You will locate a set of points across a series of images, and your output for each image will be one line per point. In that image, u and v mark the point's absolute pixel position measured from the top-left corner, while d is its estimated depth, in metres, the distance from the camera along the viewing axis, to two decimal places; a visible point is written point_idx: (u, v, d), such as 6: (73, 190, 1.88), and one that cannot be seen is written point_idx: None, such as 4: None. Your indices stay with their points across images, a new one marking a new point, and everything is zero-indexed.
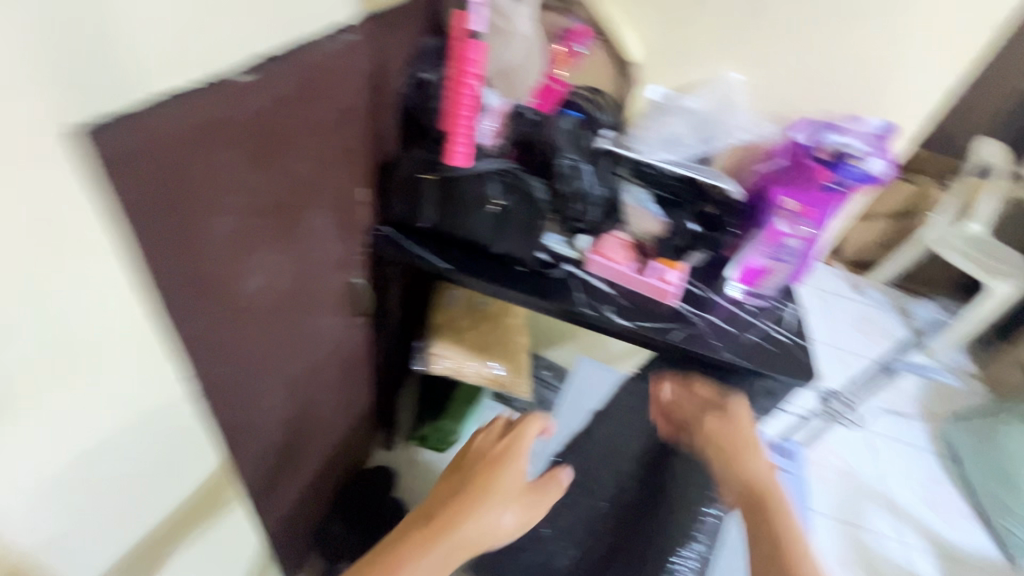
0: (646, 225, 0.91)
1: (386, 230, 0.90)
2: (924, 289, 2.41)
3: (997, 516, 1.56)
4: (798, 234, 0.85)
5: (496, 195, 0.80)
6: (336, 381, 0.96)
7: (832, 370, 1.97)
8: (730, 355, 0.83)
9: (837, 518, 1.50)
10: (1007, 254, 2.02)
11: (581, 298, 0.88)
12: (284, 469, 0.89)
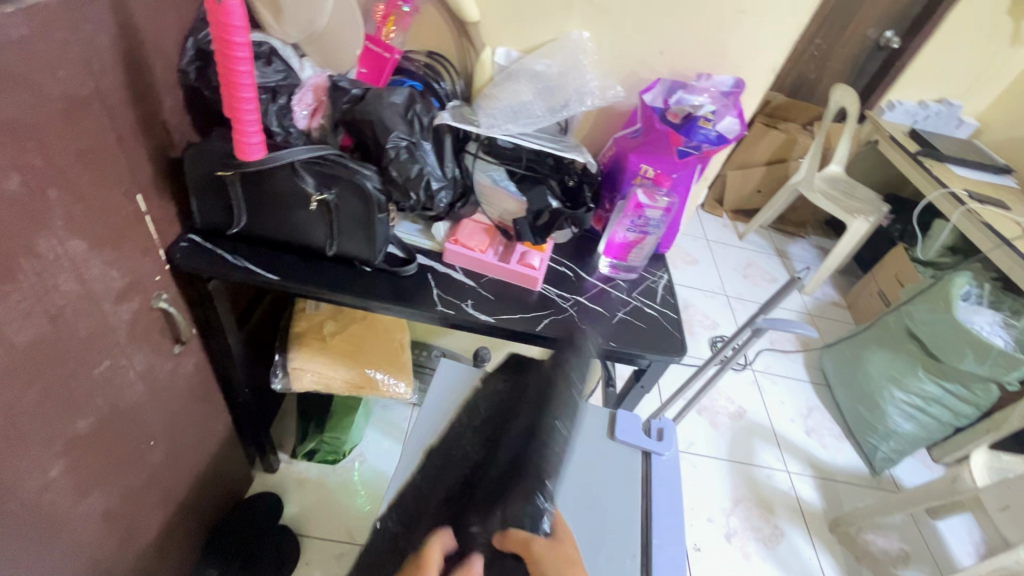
0: (505, 205, 0.84)
1: (195, 238, 0.75)
2: (798, 231, 2.61)
3: (863, 434, 1.70)
4: (659, 204, 0.81)
5: (314, 190, 0.68)
6: (162, 425, 0.80)
7: (723, 318, 2.07)
8: (599, 338, 0.79)
9: (732, 460, 1.59)
10: (862, 192, 2.21)
11: (436, 296, 0.78)
12: (99, 542, 0.73)
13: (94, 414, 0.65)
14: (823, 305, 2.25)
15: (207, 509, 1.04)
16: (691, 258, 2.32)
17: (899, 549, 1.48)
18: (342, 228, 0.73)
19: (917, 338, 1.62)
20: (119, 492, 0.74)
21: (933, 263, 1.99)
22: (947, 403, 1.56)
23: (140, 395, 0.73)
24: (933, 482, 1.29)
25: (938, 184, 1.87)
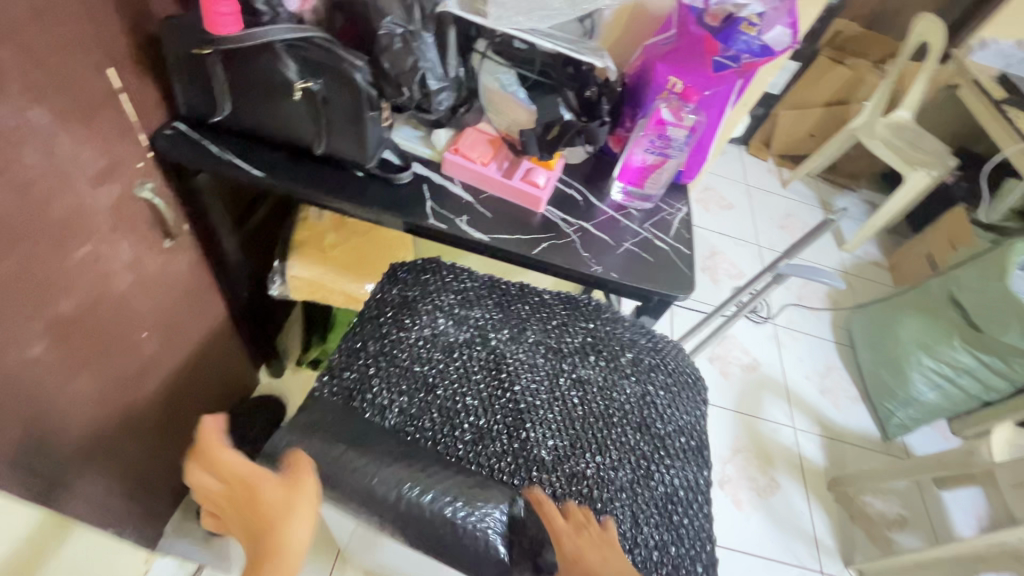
0: (513, 114, 0.76)
1: (181, 126, 0.72)
2: (848, 183, 2.41)
3: (881, 399, 1.63)
4: (684, 122, 0.73)
5: (297, 77, 0.63)
6: (155, 315, 0.80)
7: (750, 269, 1.98)
8: (600, 269, 0.73)
9: (738, 410, 1.56)
10: (928, 142, 1.97)
11: (430, 209, 0.74)
12: (98, 425, 0.76)
13: (78, 297, 0.64)
14: (862, 264, 2.12)
15: (212, 406, 1.07)
16: (726, 202, 2.19)
17: (897, 513, 1.43)
18: (331, 126, 0.68)
19: (960, 305, 1.51)
20: (112, 378, 0.75)
21: (995, 228, 1.81)
22: (979, 376, 1.47)
23: (129, 285, 0.72)
24: (947, 453, 1.22)
25: (1020, 137, 1.66)
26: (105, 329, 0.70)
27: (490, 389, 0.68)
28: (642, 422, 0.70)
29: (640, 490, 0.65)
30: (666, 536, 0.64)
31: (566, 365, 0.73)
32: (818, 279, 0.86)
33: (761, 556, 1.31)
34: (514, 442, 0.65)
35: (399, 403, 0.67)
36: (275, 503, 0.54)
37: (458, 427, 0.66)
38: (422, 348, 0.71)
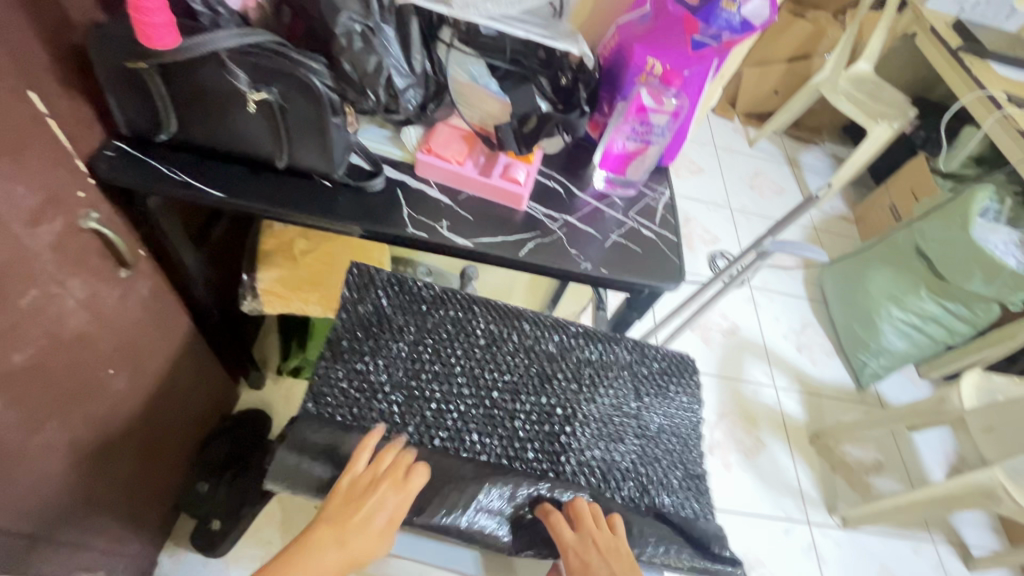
0: (486, 107, 0.71)
1: (124, 147, 0.66)
2: (813, 137, 2.43)
3: (854, 351, 1.69)
4: (665, 107, 0.70)
5: (249, 87, 0.57)
6: (120, 349, 0.75)
7: (724, 233, 2.00)
8: (589, 265, 0.71)
9: (721, 375, 1.60)
10: (889, 93, 1.99)
11: (407, 216, 0.69)
12: (71, 471, 0.71)
13: (31, 346, 0.59)
14: (830, 219, 2.16)
15: (193, 429, 1.03)
16: (696, 167, 2.19)
17: (874, 459, 1.51)
18: (292, 137, 0.63)
19: (924, 255, 1.55)
20: (81, 423, 0.71)
21: (953, 175, 1.85)
22: (944, 322, 1.54)
23: (86, 324, 0.67)
24: (920, 402, 1.28)
25: (977, 85, 1.69)
26: (66, 374, 0.65)
27: (475, 382, 0.72)
28: (624, 386, 0.77)
29: (631, 446, 0.72)
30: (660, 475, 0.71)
31: (531, 361, 0.75)
32: (802, 252, 0.86)
33: (752, 514, 1.37)
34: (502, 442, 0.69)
35: (392, 414, 0.67)
36: (374, 546, 0.57)
37: (452, 421, 0.69)
38: (406, 356, 0.72)
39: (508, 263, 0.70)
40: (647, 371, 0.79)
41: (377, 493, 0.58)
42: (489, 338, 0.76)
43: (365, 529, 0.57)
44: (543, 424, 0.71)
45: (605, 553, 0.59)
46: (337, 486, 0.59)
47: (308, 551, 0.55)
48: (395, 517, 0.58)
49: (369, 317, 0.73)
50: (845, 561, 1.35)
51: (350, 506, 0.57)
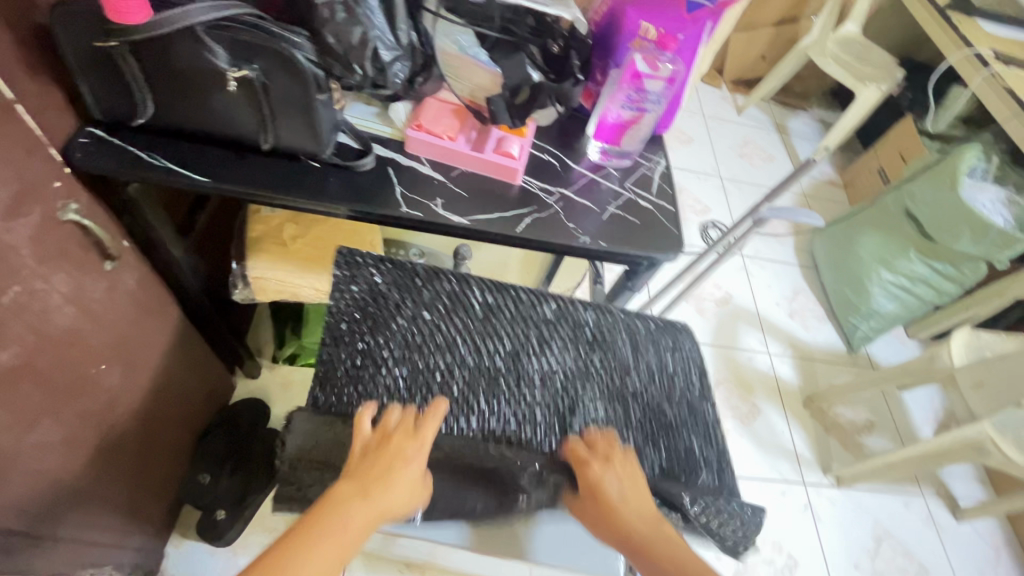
0: (476, 79, 0.70)
1: (97, 132, 0.63)
2: (801, 103, 2.41)
3: (845, 315, 1.71)
4: (661, 72, 0.68)
5: (229, 66, 0.54)
6: (109, 344, 0.73)
7: (714, 202, 1.99)
8: (587, 238, 0.70)
9: (716, 344, 1.61)
10: (878, 54, 1.97)
11: (400, 195, 0.68)
12: (68, 470, 0.70)
13: (17, 345, 0.57)
14: (819, 185, 2.17)
15: (191, 421, 1.01)
16: (685, 137, 2.17)
17: (865, 420, 1.55)
18: (276, 115, 0.60)
19: (914, 218, 1.56)
20: (74, 421, 0.69)
21: (941, 136, 1.86)
22: (933, 283, 1.56)
23: (73, 320, 0.65)
24: (910, 362, 1.30)
25: (965, 44, 1.68)
26: (55, 371, 0.63)
27: (480, 354, 0.71)
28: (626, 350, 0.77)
29: (636, 410, 0.72)
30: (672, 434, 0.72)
31: (531, 334, 0.75)
32: (799, 218, 0.85)
33: (749, 477, 1.40)
34: (504, 414, 0.68)
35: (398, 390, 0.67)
36: (404, 495, 0.54)
37: (460, 394, 0.68)
38: (407, 332, 0.71)
39: (508, 240, 0.69)
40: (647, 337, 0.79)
41: (392, 444, 0.57)
42: (489, 310, 0.75)
43: (392, 475, 0.55)
44: (547, 395, 0.70)
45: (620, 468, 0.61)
46: (350, 452, 0.57)
47: (331, 507, 0.51)
48: (418, 462, 0.57)
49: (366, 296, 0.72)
50: (839, 518, 1.38)
51: (371, 455, 0.56)
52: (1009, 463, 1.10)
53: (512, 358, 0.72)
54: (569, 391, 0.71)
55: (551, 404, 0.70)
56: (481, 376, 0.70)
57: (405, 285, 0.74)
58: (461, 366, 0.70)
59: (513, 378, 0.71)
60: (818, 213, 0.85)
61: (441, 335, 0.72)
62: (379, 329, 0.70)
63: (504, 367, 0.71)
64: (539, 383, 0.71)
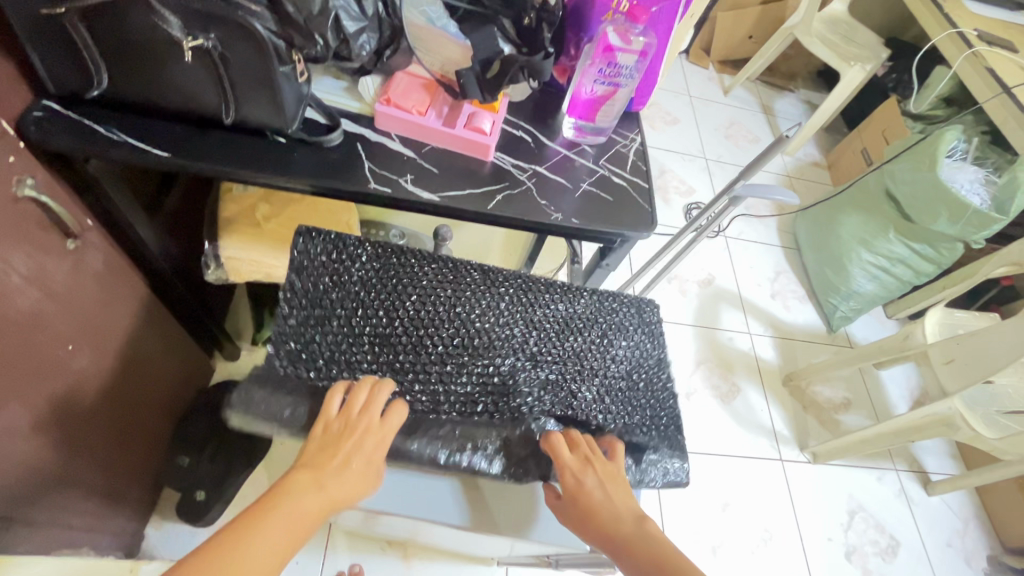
0: (447, 53, 0.69)
1: (53, 106, 0.60)
2: (787, 84, 2.40)
3: (825, 295, 1.73)
4: (633, 45, 0.67)
5: (183, 34, 0.52)
6: (77, 325, 0.72)
7: (699, 183, 1.99)
8: (560, 216, 0.69)
9: (697, 325, 1.62)
10: (863, 34, 1.96)
11: (368, 171, 0.67)
12: (40, 454, 0.70)
13: None
14: (803, 166, 2.17)
15: (168, 404, 1.01)
16: (671, 117, 2.15)
17: (843, 398, 1.58)
18: (238, 89, 0.59)
19: (894, 198, 1.57)
20: (44, 403, 0.68)
21: (923, 116, 1.86)
22: (911, 263, 1.58)
23: (37, 300, 0.63)
24: (886, 340, 1.32)
25: (949, 24, 1.67)
26: (20, 355, 0.62)
27: (440, 330, 0.69)
28: (601, 329, 0.74)
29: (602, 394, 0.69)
30: (641, 416, 0.70)
31: (496, 310, 0.72)
32: (774, 196, 0.85)
33: (729, 454, 1.42)
34: (461, 393, 0.66)
35: (364, 365, 0.65)
36: (360, 484, 0.54)
37: (428, 370, 0.66)
38: (365, 306, 0.68)
39: (481, 217, 0.68)
40: (619, 318, 0.76)
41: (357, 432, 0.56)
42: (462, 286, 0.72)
43: (350, 464, 0.54)
44: (508, 371, 0.68)
45: (600, 471, 0.60)
46: (312, 434, 0.56)
47: (287, 492, 0.51)
48: (378, 455, 0.56)
49: (337, 267, 0.69)
50: (814, 493, 1.42)
51: (331, 441, 0.55)
52: (977, 437, 1.14)
53: (475, 333, 0.70)
54: (533, 369, 0.69)
55: (512, 382, 0.67)
56: (440, 352, 0.67)
57: (367, 258, 0.71)
58: (420, 340, 0.68)
59: (473, 354, 0.68)
60: (794, 192, 0.85)
61: (401, 309, 0.69)
62: (337, 301, 0.68)
63: (465, 342, 0.69)
64: (502, 359, 0.69)
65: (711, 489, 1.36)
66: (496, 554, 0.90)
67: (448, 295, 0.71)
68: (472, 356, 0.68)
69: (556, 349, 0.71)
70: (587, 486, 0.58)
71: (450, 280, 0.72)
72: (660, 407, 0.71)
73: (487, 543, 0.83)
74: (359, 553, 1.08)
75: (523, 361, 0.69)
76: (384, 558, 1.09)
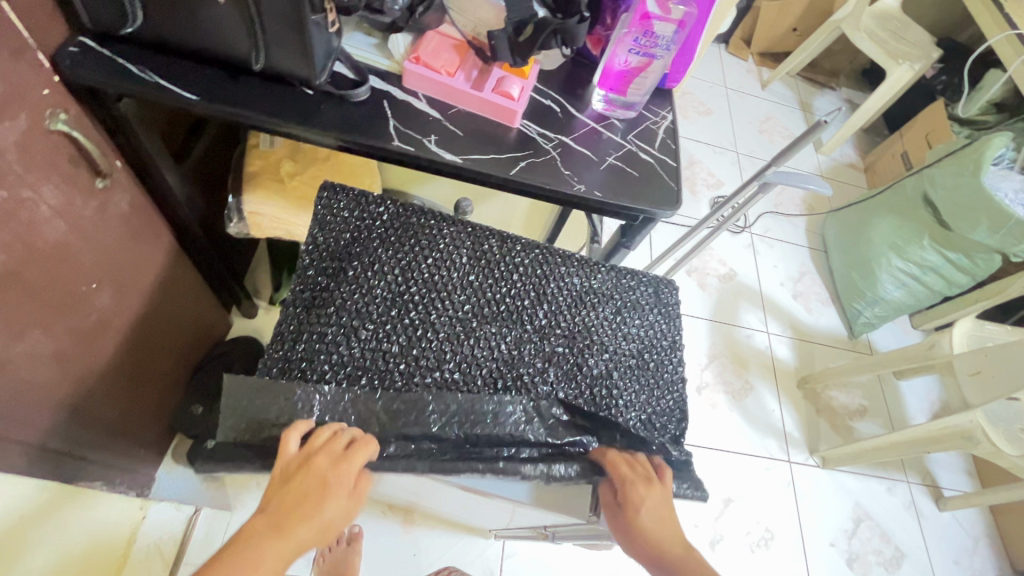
0: (480, 14, 0.68)
1: (88, 42, 0.61)
2: (828, 81, 2.32)
3: (850, 299, 1.68)
4: (672, 15, 0.64)
5: None
6: (101, 265, 0.73)
7: (728, 177, 1.94)
8: (582, 187, 0.68)
9: (714, 319, 1.60)
10: (914, 32, 1.87)
11: (393, 128, 0.66)
12: (56, 386, 0.71)
13: (6, 253, 0.57)
14: (838, 167, 2.11)
15: (184, 353, 1.03)
16: (705, 108, 2.10)
17: (859, 405, 1.54)
18: (267, 33, 0.59)
19: (932, 204, 1.51)
20: (66, 335, 0.70)
21: (972, 121, 1.77)
22: (943, 273, 1.52)
23: (64, 234, 0.65)
24: (909, 348, 1.28)
25: (1008, 24, 1.58)
26: (44, 285, 0.64)
27: (451, 292, 0.68)
28: (615, 307, 0.73)
29: (607, 373, 0.69)
30: (646, 398, 0.69)
31: (510, 277, 0.71)
32: (806, 185, 0.82)
33: (735, 451, 1.40)
34: (465, 357, 0.65)
35: (373, 317, 0.65)
36: (327, 517, 0.51)
37: (437, 330, 0.66)
38: (379, 262, 0.68)
39: (504, 182, 0.67)
40: (634, 298, 0.75)
41: (316, 462, 0.52)
42: (478, 252, 0.72)
43: (311, 502, 0.51)
44: (514, 339, 0.68)
45: (655, 489, 0.59)
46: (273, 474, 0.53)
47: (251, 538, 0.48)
48: (343, 490, 0.52)
49: (356, 222, 0.69)
50: (821, 498, 1.39)
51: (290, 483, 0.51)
52: (997, 453, 1.09)
53: (486, 301, 0.69)
54: (541, 340, 0.68)
55: (518, 352, 0.67)
56: (450, 312, 0.67)
57: (387, 218, 0.71)
58: (431, 301, 0.67)
59: (482, 320, 0.68)
60: (828, 183, 0.82)
61: (416, 269, 0.69)
62: (352, 254, 0.68)
63: (475, 307, 0.68)
64: (511, 327, 0.68)
65: (713, 484, 1.34)
66: (497, 523, 0.91)
67: (463, 258, 0.71)
68: (481, 320, 0.68)
69: (567, 323, 0.70)
70: (641, 498, 0.58)
71: (466, 246, 0.72)
72: (668, 390, 0.70)
73: (488, 511, 0.84)
74: (362, 514, 1.10)
75: (531, 330, 0.68)
76: (384, 521, 1.10)
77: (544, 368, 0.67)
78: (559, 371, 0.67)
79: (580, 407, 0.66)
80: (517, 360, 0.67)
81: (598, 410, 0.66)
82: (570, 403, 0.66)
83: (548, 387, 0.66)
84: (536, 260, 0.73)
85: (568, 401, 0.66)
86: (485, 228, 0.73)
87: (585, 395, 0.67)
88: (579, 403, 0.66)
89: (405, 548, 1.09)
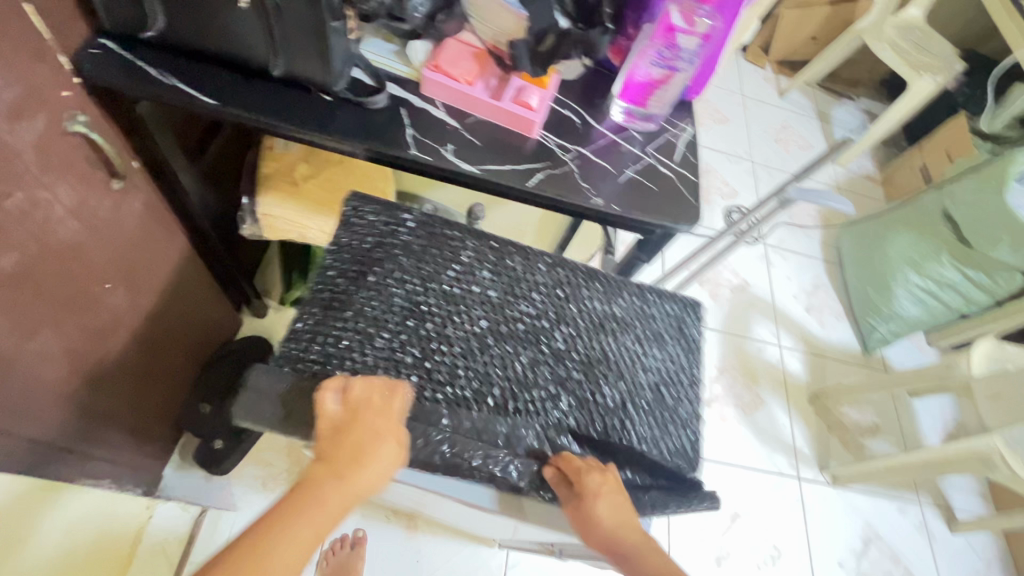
0: (500, 22, 0.67)
1: (108, 44, 0.61)
2: (847, 92, 2.29)
3: (865, 314, 1.66)
4: (697, 28, 0.63)
5: None
6: (114, 264, 0.73)
7: (743, 186, 1.92)
8: (601, 201, 0.67)
9: (726, 331, 1.58)
10: (936, 44, 1.82)
11: (410, 137, 0.65)
12: (66, 382, 0.71)
13: (17, 252, 0.57)
14: (855, 179, 2.07)
15: (193, 352, 1.03)
16: (721, 116, 2.08)
17: (871, 422, 1.52)
18: (287, 39, 0.58)
19: (952, 220, 1.48)
20: (76, 331, 0.70)
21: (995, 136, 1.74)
22: (962, 290, 1.49)
23: (77, 233, 0.64)
24: (927, 368, 1.26)
25: None
26: (57, 284, 0.64)
27: (469, 305, 0.68)
28: (635, 337, 0.72)
29: (621, 403, 0.67)
30: (658, 433, 0.67)
31: (530, 296, 0.70)
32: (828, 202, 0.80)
33: (744, 466, 1.38)
34: (477, 372, 0.64)
35: (389, 326, 0.64)
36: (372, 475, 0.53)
37: (451, 343, 0.65)
38: (400, 271, 0.68)
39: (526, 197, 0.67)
40: (653, 330, 0.74)
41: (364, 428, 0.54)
42: (501, 269, 0.71)
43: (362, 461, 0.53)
44: (529, 360, 0.66)
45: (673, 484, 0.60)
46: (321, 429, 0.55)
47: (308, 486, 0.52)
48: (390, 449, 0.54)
49: (381, 230, 0.70)
50: (831, 517, 1.37)
51: (341, 438, 0.53)
52: (1015, 479, 1.07)
53: (504, 321, 0.68)
54: (557, 363, 0.67)
55: (532, 373, 0.66)
56: (466, 325, 0.66)
57: (412, 232, 0.71)
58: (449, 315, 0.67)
59: (498, 336, 0.67)
60: (850, 200, 0.80)
61: (436, 281, 0.68)
62: (373, 262, 0.67)
63: (492, 322, 0.68)
64: (527, 347, 0.67)
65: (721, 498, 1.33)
66: (501, 534, 0.90)
67: (484, 273, 0.70)
68: (497, 336, 0.67)
69: (584, 347, 0.69)
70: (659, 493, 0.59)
71: (488, 262, 0.71)
72: (681, 428, 0.68)
73: (492, 523, 0.83)
74: (366, 518, 1.09)
75: (548, 351, 0.68)
76: (388, 526, 1.10)
77: (558, 391, 0.65)
78: (573, 395, 0.66)
79: (590, 434, 0.64)
80: (530, 381, 0.65)
81: (610, 438, 0.64)
82: (581, 428, 0.64)
83: (560, 411, 0.64)
84: (558, 282, 0.73)
85: (579, 426, 0.64)
86: (506, 246, 0.73)
87: (597, 421, 0.65)
88: (590, 428, 0.65)
89: (409, 554, 1.08)
